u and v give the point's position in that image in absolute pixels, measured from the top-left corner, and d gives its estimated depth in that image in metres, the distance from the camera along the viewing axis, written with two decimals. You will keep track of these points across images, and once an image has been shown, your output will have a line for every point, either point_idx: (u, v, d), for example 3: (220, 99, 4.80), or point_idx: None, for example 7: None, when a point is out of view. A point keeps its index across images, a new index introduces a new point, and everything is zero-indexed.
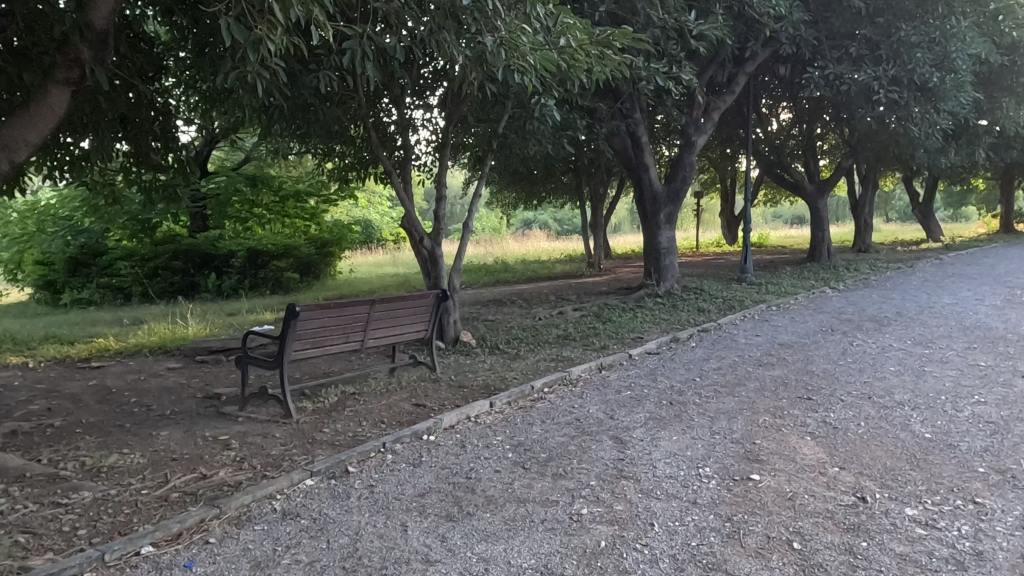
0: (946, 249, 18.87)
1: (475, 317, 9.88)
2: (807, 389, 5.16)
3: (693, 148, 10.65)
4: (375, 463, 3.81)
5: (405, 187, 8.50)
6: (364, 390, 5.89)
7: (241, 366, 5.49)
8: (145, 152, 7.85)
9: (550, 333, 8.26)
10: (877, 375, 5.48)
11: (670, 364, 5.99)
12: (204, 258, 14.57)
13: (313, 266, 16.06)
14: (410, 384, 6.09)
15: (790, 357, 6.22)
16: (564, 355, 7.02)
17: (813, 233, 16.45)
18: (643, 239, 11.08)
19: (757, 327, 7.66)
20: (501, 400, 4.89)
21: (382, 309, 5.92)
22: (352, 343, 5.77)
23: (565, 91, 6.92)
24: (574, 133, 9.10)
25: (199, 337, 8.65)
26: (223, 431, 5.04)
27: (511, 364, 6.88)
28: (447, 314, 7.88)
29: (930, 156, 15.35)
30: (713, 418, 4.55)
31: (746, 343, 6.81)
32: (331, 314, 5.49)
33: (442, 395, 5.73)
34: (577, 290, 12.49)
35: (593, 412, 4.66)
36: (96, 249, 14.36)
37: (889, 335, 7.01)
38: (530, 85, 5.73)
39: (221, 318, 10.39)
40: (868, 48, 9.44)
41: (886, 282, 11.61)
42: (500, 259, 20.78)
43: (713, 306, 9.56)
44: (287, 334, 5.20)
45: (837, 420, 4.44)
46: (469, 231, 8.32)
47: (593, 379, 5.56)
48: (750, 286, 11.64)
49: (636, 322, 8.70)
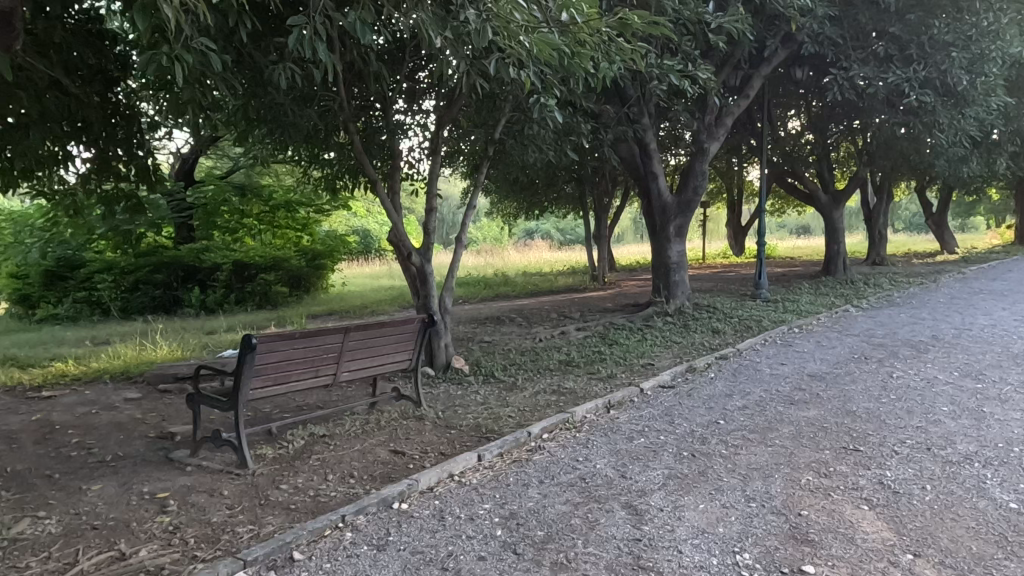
0: (965, 262, 18.10)
1: (470, 337, 9.13)
2: (853, 437, 4.39)
3: (706, 156, 9.91)
4: (329, 547, 3.04)
5: (393, 198, 7.75)
6: (337, 432, 5.13)
7: (193, 406, 4.74)
8: (105, 159, 7.14)
9: (552, 359, 7.51)
10: (931, 419, 4.71)
11: (688, 402, 5.23)
12: (187, 272, 13.91)
13: (304, 280, 15.36)
14: (390, 423, 5.32)
15: (825, 393, 5.45)
16: (568, 386, 6.27)
17: (828, 246, 15.69)
18: (652, 253, 10.32)
19: (782, 354, 6.90)
20: (492, 452, 4.12)
21: (359, 339, 5.18)
22: (323, 377, 5.03)
23: (568, 90, 6.18)
24: (578, 139, 8.37)
25: (167, 360, 7.92)
26: (165, 485, 4.28)
27: (507, 397, 6.12)
28: (437, 337, 7.14)
29: (952, 165, 14.60)
30: (745, 478, 3.79)
31: (771, 375, 6.04)
32: (298, 345, 4.75)
33: (425, 438, 4.98)
34: (581, 306, 11.74)
35: (601, 469, 3.90)
36: (74, 262, 13.67)
37: (932, 365, 6.25)
38: (528, 78, 4.98)
39: (197, 338, 9.65)
40: (897, 47, 8.73)
41: (912, 299, 10.83)
42: (501, 271, 20.07)
43: (728, 327, 8.80)
44: (242, 371, 4.45)
45: (896, 482, 3.66)
46: (463, 245, 7.56)
47: (601, 422, 4.79)
48: (765, 303, 10.87)
49: (646, 345, 7.95)
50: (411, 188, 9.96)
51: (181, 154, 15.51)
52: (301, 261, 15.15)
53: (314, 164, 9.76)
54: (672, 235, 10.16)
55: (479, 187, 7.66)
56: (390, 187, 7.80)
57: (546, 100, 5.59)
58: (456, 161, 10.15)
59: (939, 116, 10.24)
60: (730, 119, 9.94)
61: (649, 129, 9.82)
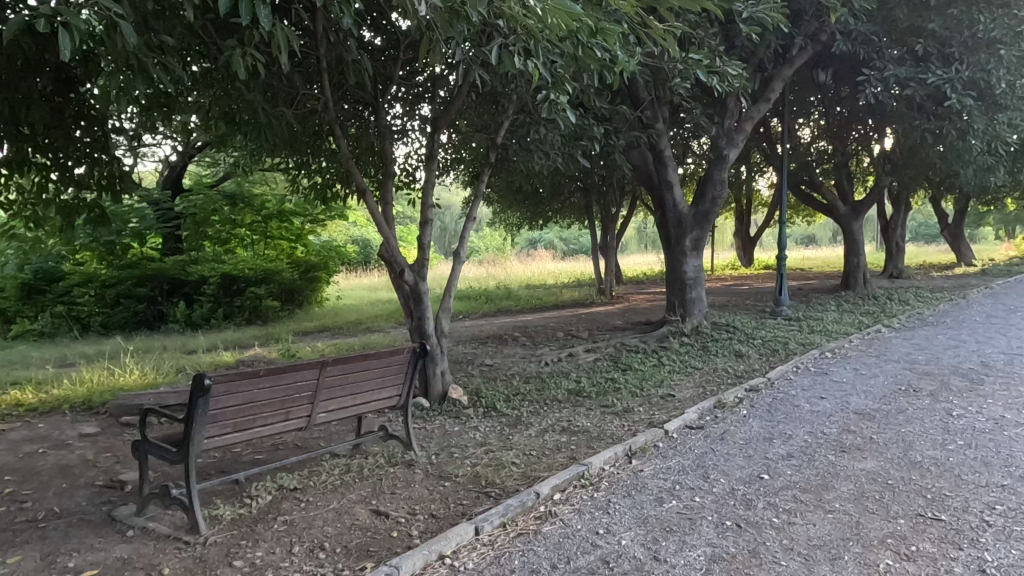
0: (988, 275, 17.31)
1: (470, 360, 8.40)
2: (929, 500, 3.63)
3: (725, 163, 9.18)
4: None
5: (385, 209, 7.03)
6: (312, 483, 4.40)
7: (139, 455, 4.01)
8: (64, 165, 6.45)
9: (560, 387, 6.76)
10: (1017, 473, 3.95)
11: (722, 448, 4.48)
12: (173, 285, 13.22)
13: (297, 293, 14.67)
14: (374, 472, 4.58)
15: (880, 437, 4.69)
16: (580, 423, 5.51)
17: (847, 259, 14.95)
18: (666, 267, 9.58)
19: (819, 385, 6.14)
20: (492, 523, 3.38)
21: (340, 375, 4.45)
22: (296, 421, 4.30)
23: (580, 86, 5.45)
24: (588, 144, 7.65)
25: (136, 387, 7.22)
26: (98, 556, 3.55)
27: (510, 436, 5.38)
28: (433, 365, 6.46)
29: (978, 174, 13.86)
30: (808, 561, 3.03)
31: (813, 413, 5.29)
32: (266, 384, 4.03)
33: (413, 492, 4.23)
34: (589, 323, 11.01)
35: (628, 547, 3.16)
36: (53, 274, 13.01)
37: (994, 400, 5.48)
38: (535, 67, 4.25)
39: (175, 358, 8.94)
40: (936, 45, 8.01)
41: (946, 318, 10.07)
42: (503, 283, 19.35)
43: (751, 350, 8.06)
44: (194, 417, 3.72)
45: (1001, 569, 2.91)
46: (462, 262, 6.81)
47: (622, 475, 4.05)
48: (788, 321, 10.12)
49: (664, 371, 7.20)
50: (407, 198, 9.24)
51: (169, 161, 14.81)
52: (293, 273, 14.45)
53: (303, 173, 9.04)
54: (689, 248, 9.42)
55: (480, 197, 6.91)
56: (381, 197, 7.09)
57: (556, 97, 4.87)
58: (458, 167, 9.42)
59: (976, 121, 9.50)
60: (751, 124, 9.21)
61: (663, 135, 9.11)
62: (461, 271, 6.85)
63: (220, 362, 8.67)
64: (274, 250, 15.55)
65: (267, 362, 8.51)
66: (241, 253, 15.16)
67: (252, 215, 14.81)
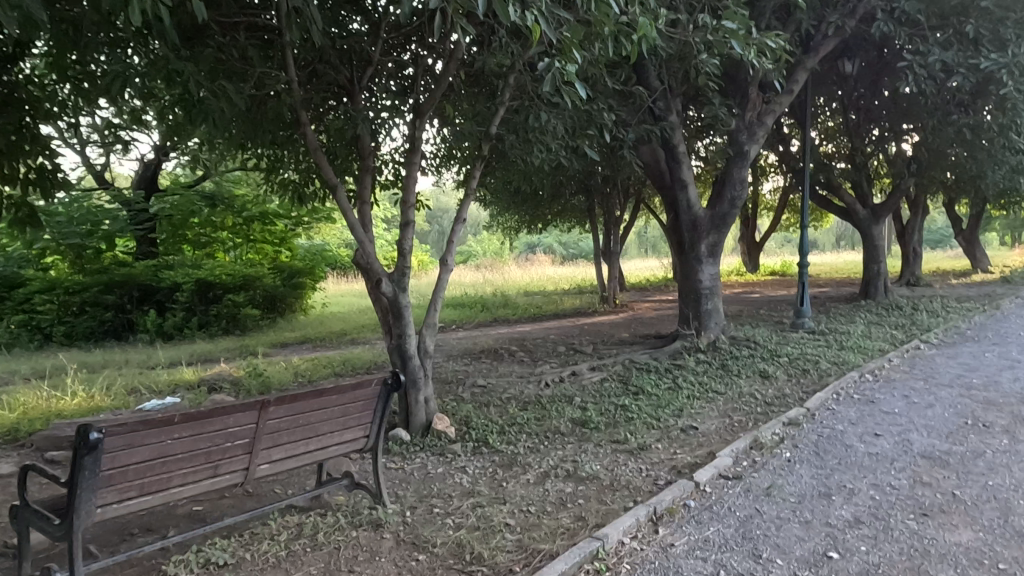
0: (1012, 283, 16.39)
1: (461, 380, 7.47)
2: None
3: (745, 160, 8.26)
4: None
5: (362, 209, 6.08)
6: (251, 555, 3.46)
7: (18, 526, 3.07)
8: None
9: (564, 415, 5.82)
10: None
11: (770, 511, 3.55)
12: (144, 291, 12.30)
13: (279, 301, 13.75)
14: (332, 537, 3.65)
15: (965, 492, 3.75)
16: (589, 467, 4.58)
17: (866, 266, 14.04)
18: (679, 276, 8.65)
19: (868, 417, 5.22)
20: None
21: (287, 417, 3.52)
22: (227, 477, 3.36)
23: (590, 59, 4.54)
24: (595, 135, 6.73)
25: (75, 412, 6.28)
26: None
27: (505, 483, 4.45)
28: (415, 391, 5.61)
29: (1009, 176, 12.95)
30: None
31: (871, 458, 4.36)
32: (184, 433, 3.10)
33: (379, 569, 3.30)
34: (593, 335, 10.07)
35: None
36: (14, 280, 12.09)
37: None
38: (539, 22, 3.35)
39: (130, 376, 8.00)
40: (988, 26, 7.12)
41: (987, 332, 9.14)
42: (500, 290, 18.42)
43: (779, 371, 7.12)
44: (78, 482, 2.78)
45: None
46: (449, 269, 5.86)
47: (647, 554, 3.12)
48: (812, 335, 9.19)
49: (682, 396, 6.27)
50: (392, 196, 8.31)
51: (144, 159, 13.86)
52: (276, 279, 13.51)
53: (278, 169, 8.13)
54: (704, 255, 8.49)
55: (471, 196, 5.95)
56: (358, 195, 6.16)
57: (563, 66, 3.94)
58: (449, 164, 8.51)
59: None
60: (775, 117, 8.31)
61: (676, 129, 8.21)
62: (448, 281, 5.89)
63: (180, 380, 7.72)
64: (257, 254, 14.66)
65: (233, 381, 7.57)
66: (221, 258, 14.20)
67: (232, 216, 13.88)
